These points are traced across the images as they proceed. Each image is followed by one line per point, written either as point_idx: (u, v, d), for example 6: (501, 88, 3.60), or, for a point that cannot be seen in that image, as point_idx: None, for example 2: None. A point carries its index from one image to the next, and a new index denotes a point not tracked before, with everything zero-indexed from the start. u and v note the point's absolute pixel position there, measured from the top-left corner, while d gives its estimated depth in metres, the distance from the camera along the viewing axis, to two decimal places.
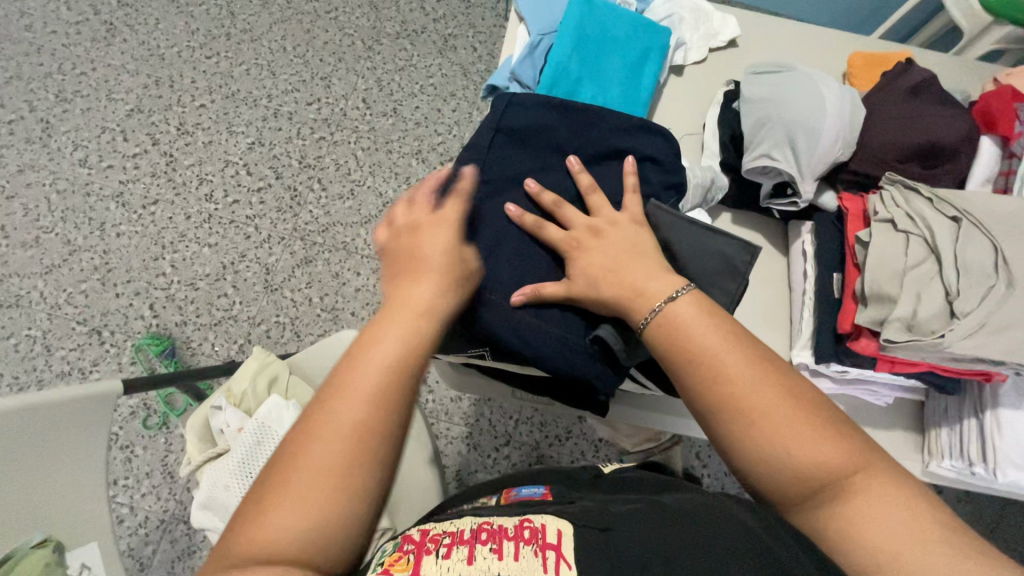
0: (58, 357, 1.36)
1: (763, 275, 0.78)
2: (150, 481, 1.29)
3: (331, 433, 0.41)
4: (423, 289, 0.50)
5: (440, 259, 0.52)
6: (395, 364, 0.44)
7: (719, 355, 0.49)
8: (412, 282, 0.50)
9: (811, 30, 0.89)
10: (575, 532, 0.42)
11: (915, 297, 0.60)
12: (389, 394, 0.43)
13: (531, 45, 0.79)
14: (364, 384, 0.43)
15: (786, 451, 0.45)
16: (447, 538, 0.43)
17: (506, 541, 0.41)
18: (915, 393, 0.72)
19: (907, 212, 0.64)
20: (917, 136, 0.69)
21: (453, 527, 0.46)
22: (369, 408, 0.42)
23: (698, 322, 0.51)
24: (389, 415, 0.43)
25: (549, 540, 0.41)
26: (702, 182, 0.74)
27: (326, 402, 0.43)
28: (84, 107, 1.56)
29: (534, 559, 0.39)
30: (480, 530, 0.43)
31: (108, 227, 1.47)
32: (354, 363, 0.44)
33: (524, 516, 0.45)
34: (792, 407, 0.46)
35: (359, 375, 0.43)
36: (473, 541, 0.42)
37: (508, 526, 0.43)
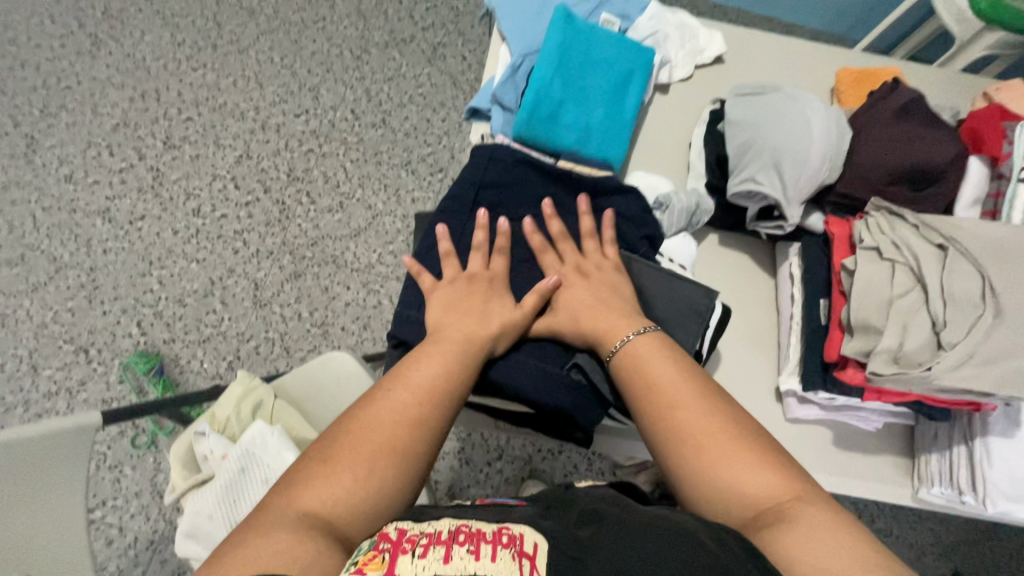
0: (45, 377, 1.35)
1: (750, 298, 0.77)
2: (138, 502, 1.27)
3: (381, 424, 0.47)
4: (477, 317, 0.59)
5: (491, 309, 0.60)
6: (448, 375, 0.52)
7: (669, 383, 0.53)
8: (469, 311, 0.59)
9: (798, 45, 0.88)
10: (551, 548, 0.40)
11: (902, 329, 0.59)
12: (437, 399, 0.50)
13: (512, 66, 0.78)
14: (415, 386, 0.50)
15: (729, 476, 0.47)
16: (424, 537, 0.40)
17: (483, 542, 0.39)
18: (903, 418, 0.71)
19: (892, 240, 0.63)
20: (905, 158, 0.68)
21: (429, 527, 0.42)
22: (419, 406, 0.49)
23: (652, 355, 0.56)
24: (433, 419, 0.49)
25: (526, 548, 0.40)
26: (687, 206, 0.73)
27: (378, 400, 0.49)
28: (69, 122, 1.55)
29: (511, 563, 0.38)
30: (458, 531, 0.41)
31: (95, 244, 1.46)
32: (410, 369, 0.52)
33: (503, 522, 0.43)
34: (741, 435, 0.49)
35: (410, 380, 0.51)
36: (451, 541, 0.39)
37: (486, 529, 0.41)
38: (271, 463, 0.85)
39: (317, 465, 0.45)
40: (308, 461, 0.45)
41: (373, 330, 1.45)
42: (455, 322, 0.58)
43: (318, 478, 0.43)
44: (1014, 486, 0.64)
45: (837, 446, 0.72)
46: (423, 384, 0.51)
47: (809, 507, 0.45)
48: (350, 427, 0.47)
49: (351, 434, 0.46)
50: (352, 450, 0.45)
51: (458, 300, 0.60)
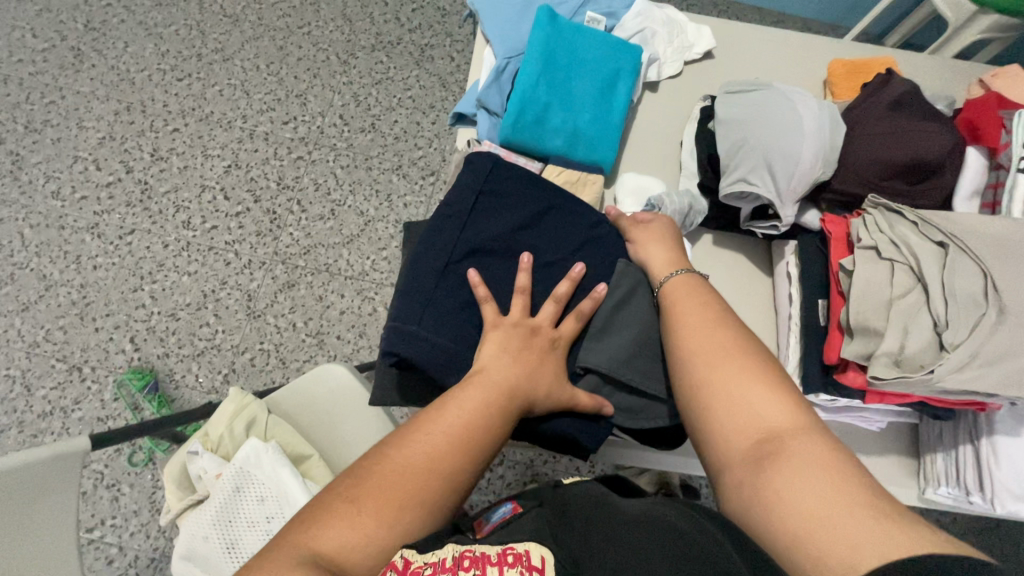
0: (39, 397, 1.34)
1: (749, 301, 0.75)
2: (137, 520, 1.26)
3: (410, 464, 0.46)
4: (518, 361, 0.55)
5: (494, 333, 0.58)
6: (485, 422, 0.50)
7: (696, 320, 0.57)
8: (513, 354, 0.56)
9: (789, 38, 0.87)
10: (559, 562, 0.38)
11: (903, 330, 0.57)
12: (468, 447, 0.48)
13: (496, 70, 0.77)
14: (453, 421, 0.49)
15: (736, 399, 0.50)
16: (427, 569, 0.39)
17: (488, 567, 0.38)
18: (910, 416, 0.70)
19: (891, 238, 0.61)
20: (902, 153, 0.66)
21: (435, 555, 0.40)
22: (448, 449, 0.47)
23: (686, 295, 0.60)
24: (463, 468, 0.47)
25: (534, 563, 0.38)
26: (680, 210, 0.71)
27: (414, 434, 0.48)
28: (54, 137, 1.53)
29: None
30: (462, 557, 0.40)
31: (84, 260, 1.44)
32: (444, 407, 0.50)
33: (509, 540, 0.41)
34: (753, 371, 0.51)
35: (451, 412, 0.49)
36: (454, 569, 0.38)
37: (491, 552, 0.40)
38: (270, 480, 0.84)
39: (343, 496, 0.44)
40: (338, 488, 0.45)
41: (369, 337, 1.44)
42: (499, 363, 0.54)
43: (341, 514, 0.42)
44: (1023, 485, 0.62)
45: None
46: (457, 428, 0.48)
47: (803, 436, 0.45)
48: (381, 458, 0.46)
49: (381, 467, 0.45)
50: (377, 487, 0.44)
51: (513, 341, 0.57)
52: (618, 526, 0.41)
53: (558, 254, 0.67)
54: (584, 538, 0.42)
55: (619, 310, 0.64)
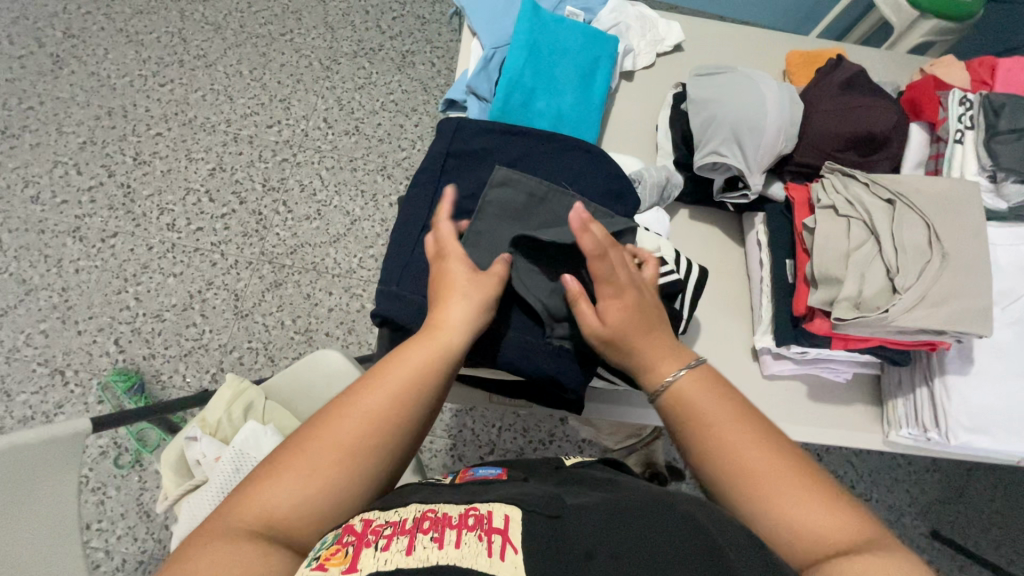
0: (19, 402, 1.31)
1: (721, 267, 0.82)
2: (125, 522, 1.24)
3: (350, 423, 0.45)
4: (452, 304, 0.55)
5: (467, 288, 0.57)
6: (425, 378, 0.49)
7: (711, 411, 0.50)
8: (450, 297, 0.56)
9: (750, 33, 0.95)
10: (524, 516, 0.40)
11: (860, 278, 0.64)
12: (410, 402, 0.48)
13: (484, 59, 0.82)
14: (395, 379, 0.48)
15: (793, 514, 0.43)
16: (386, 529, 0.39)
17: (448, 529, 0.38)
18: (870, 366, 0.78)
19: (846, 198, 0.69)
20: (855, 126, 0.74)
21: (395, 516, 0.41)
22: (390, 411, 0.47)
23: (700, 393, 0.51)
24: (406, 424, 0.47)
25: (495, 525, 0.39)
26: (657, 181, 0.77)
27: (357, 395, 0.47)
28: (33, 142, 1.52)
29: (478, 544, 0.37)
30: (422, 519, 0.40)
31: (66, 264, 1.43)
32: (382, 369, 0.49)
33: (472, 504, 0.43)
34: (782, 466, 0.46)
35: (393, 371, 0.49)
36: (415, 530, 0.39)
37: (452, 515, 0.41)
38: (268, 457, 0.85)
39: (274, 459, 0.44)
40: (270, 459, 0.44)
41: (358, 334, 1.45)
42: (439, 313, 0.55)
43: (275, 477, 0.43)
44: (974, 420, 0.69)
45: (809, 400, 0.78)
46: (400, 382, 0.48)
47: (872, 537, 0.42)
48: (323, 418, 0.46)
49: (317, 429, 0.45)
50: (310, 451, 0.44)
51: (446, 286, 0.57)
52: (606, 516, 0.41)
53: (524, 219, 0.65)
54: (559, 499, 0.44)
55: None
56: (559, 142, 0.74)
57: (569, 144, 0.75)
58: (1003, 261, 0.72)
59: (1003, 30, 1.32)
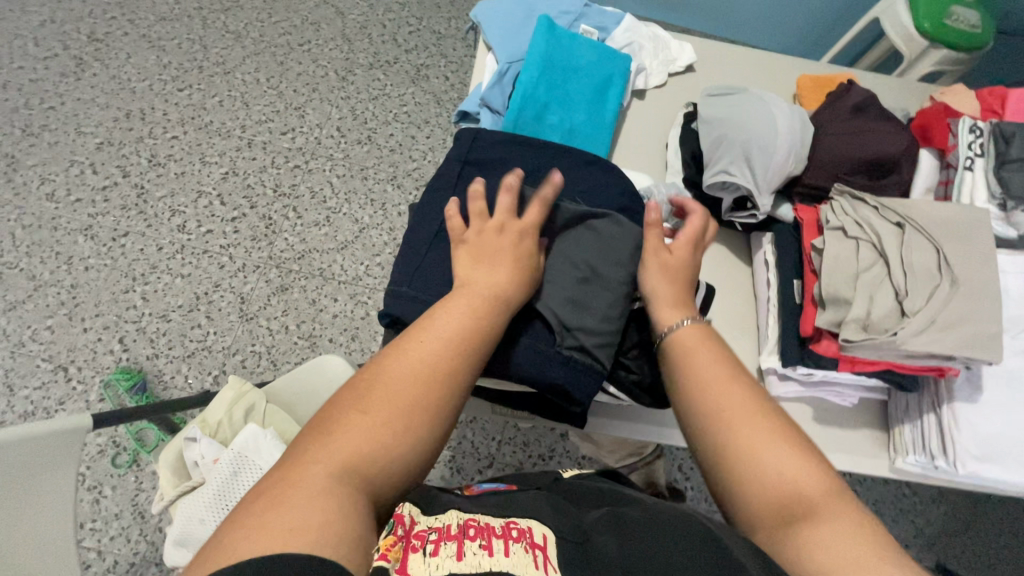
0: (22, 397, 1.32)
1: (730, 286, 0.82)
2: (118, 523, 1.23)
3: (411, 373, 0.47)
4: (497, 273, 0.58)
5: (508, 254, 0.60)
6: (475, 333, 0.52)
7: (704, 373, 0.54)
8: (493, 266, 0.58)
9: (762, 57, 0.96)
10: (563, 540, 0.40)
11: (868, 300, 0.64)
12: (466, 353, 0.51)
13: (499, 73, 0.83)
14: (447, 330, 0.51)
15: (762, 459, 0.47)
16: (433, 533, 0.39)
17: (495, 538, 0.39)
18: (876, 392, 0.77)
19: (856, 221, 0.69)
20: (864, 151, 0.74)
21: (438, 521, 0.41)
22: (444, 359, 0.49)
23: (697, 350, 0.56)
24: (460, 376, 0.50)
25: (537, 540, 0.40)
26: (667, 198, 0.77)
27: (413, 346, 0.49)
28: (52, 141, 1.55)
29: (525, 557, 0.37)
30: (467, 525, 0.40)
31: (76, 261, 1.44)
32: (418, 332, 0.51)
33: (511, 516, 0.43)
34: (771, 427, 0.49)
35: (443, 326, 0.51)
36: (461, 536, 0.39)
37: (494, 524, 0.41)
38: (265, 460, 0.85)
39: (322, 428, 0.44)
40: (318, 426, 0.44)
41: (361, 341, 1.45)
42: (483, 275, 0.57)
43: (329, 440, 0.42)
44: (983, 449, 0.68)
45: (816, 422, 0.77)
46: (451, 332, 0.51)
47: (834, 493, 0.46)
48: (366, 384, 0.46)
49: (360, 394, 0.46)
50: (362, 410, 0.44)
51: (487, 257, 0.59)
52: (623, 535, 0.41)
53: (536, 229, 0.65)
54: (579, 521, 0.44)
55: (609, 275, 0.66)
56: (569, 155, 0.75)
57: (580, 156, 0.75)
58: (1014, 289, 0.71)
59: (1014, 63, 1.33)
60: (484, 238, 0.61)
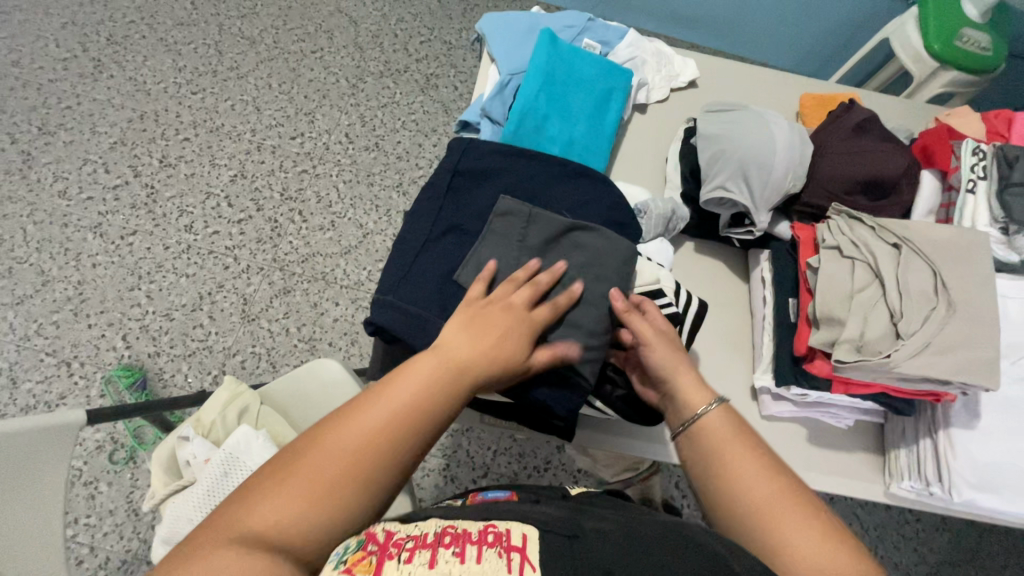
0: (24, 390, 1.33)
1: (726, 302, 0.81)
2: (112, 520, 1.24)
3: (352, 440, 0.43)
4: (477, 343, 0.52)
5: (501, 330, 0.54)
6: (432, 397, 0.47)
7: (747, 472, 0.50)
8: (478, 334, 0.53)
9: (766, 74, 0.96)
10: (541, 537, 0.41)
11: (862, 320, 0.64)
12: (415, 423, 0.46)
13: (500, 84, 0.84)
14: (399, 395, 0.46)
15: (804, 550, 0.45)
16: (409, 541, 0.39)
17: (469, 545, 0.39)
18: (873, 415, 0.76)
19: (852, 239, 0.68)
20: (864, 171, 0.74)
21: (416, 531, 0.41)
22: (390, 427, 0.45)
23: (721, 434, 0.54)
24: (406, 445, 0.45)
25: (514, 543, 0.40)
26: (664, 213, 0.77)
27: (358, 412, 0.45)
28: (67, 140, 1.58)
29: (499, 561, 0.37)
30: (443, 533, 0.40)
31: (84, 258, 1.46)
32: (365, 399, 0.46)
33: (489, 521, 0.43)
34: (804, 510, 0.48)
35: (396, 389, 0.47)
36: (436, 544, 0.39)
37: (472, 530, 0.41)
38: (253, 460, 0.85)
39: (236, 506, 0.41)
40: (234, 506, 0.41)
41: (361, 346, 1.46)
42: (466, 341, 0.52)
43: (236, 531, 0.39)
44: (979, 477, 0.67)
45: (810, 444, 0.76)
46: (404, 399, 0.46)
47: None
48: (304, 449, 0.43)
49: (285, 473, 0.42)
50: (281, 493, 0.41)
51: (476, 323, 0.54)
52: (628, 544, 0.41)
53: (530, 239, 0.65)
54: (575, 524, 0.45)
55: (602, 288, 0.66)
56: (566, 167, 0.75)
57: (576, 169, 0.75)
58: (1013, 313, 0.70)
59: None
60: (490, 312, 0.56)
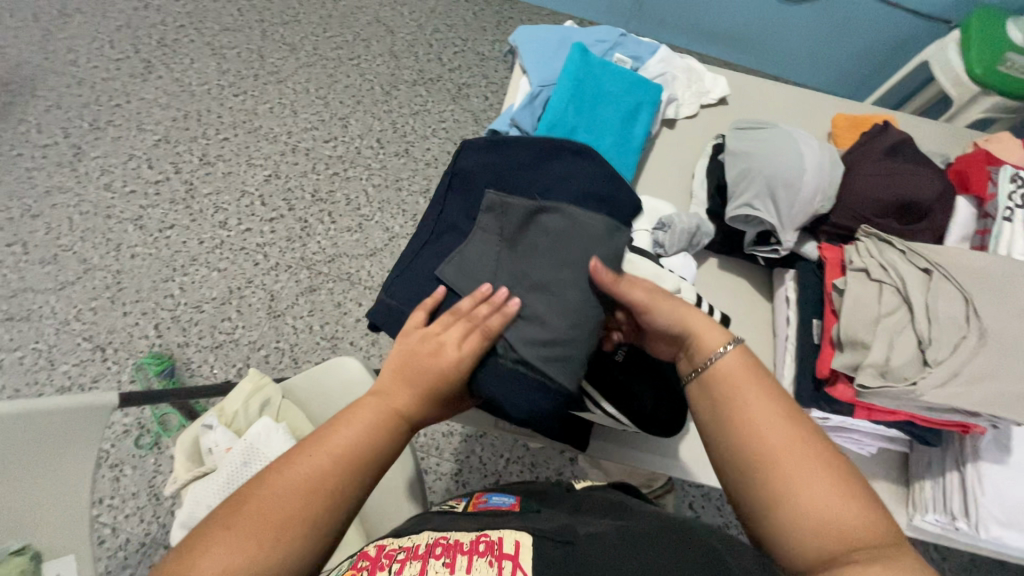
0: (60, 372, 1.39)
1: (748, 321, 0.80)
2: (134, 502, 1.27)
3: (297, 488, 0.45)
4: (415, 384, 0.54)
5: (431, 371, 0.55)
6: (374, 446, 0.50)
7: (760, 419, 0.48)
8: (410, 379, 0.54)
9: (798, 93, 0.95)
10: (532, 543, 0.43)
11: (888, 345, 0.63)
12: (356, 471, 0.48)
13: (531, 95, 0.86)
14: (340, 444, 0.48)
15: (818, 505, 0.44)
16: (400, 555, 0.44)
17: (460, 555, 0.43)
18: (899, 443, 0.73)
19: (880, 263, 0.68)
20: (896, 194, 0.73)
21: (410, 544, 0.47)
22: (337, 473, 0.47)
23: (739, 378, 0.52)
24: (351, 493, 0.47)
25: (506, 550, 0.42)
26: (687, 228, 0.77)
27: (301, 460, 0.47)
28: (115, 136, 1.66)
29: (488, 569, 0.41)
30: (435, 544, 0.45)
31: (124, 249, 1.53)
32: (312, 446, 0.48)
33: (486, 531, 0.46)
34: (826, 466, 0.45)
35: (337, 438, 0.48)
36: (427, 555, 0.43)
37: (464, 541, 0.45)
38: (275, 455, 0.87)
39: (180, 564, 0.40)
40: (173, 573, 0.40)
41: (380, 347, 1.48)
42: (397, 384, 0.54)
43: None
44: (1008, 513, 0.65)
45: None
46: (349, 446, 0.48)
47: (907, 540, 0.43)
48: (250, 497, 0.44)
49: (226, 530, 0.42)
50: (229, 543, 0.41)
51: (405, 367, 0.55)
52: (620, 542, 0.42)
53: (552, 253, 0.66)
54: (572, 527, 0.46)
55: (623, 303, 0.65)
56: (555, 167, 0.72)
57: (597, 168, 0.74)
58: None
59: None
60: (418, 348, 0.56)
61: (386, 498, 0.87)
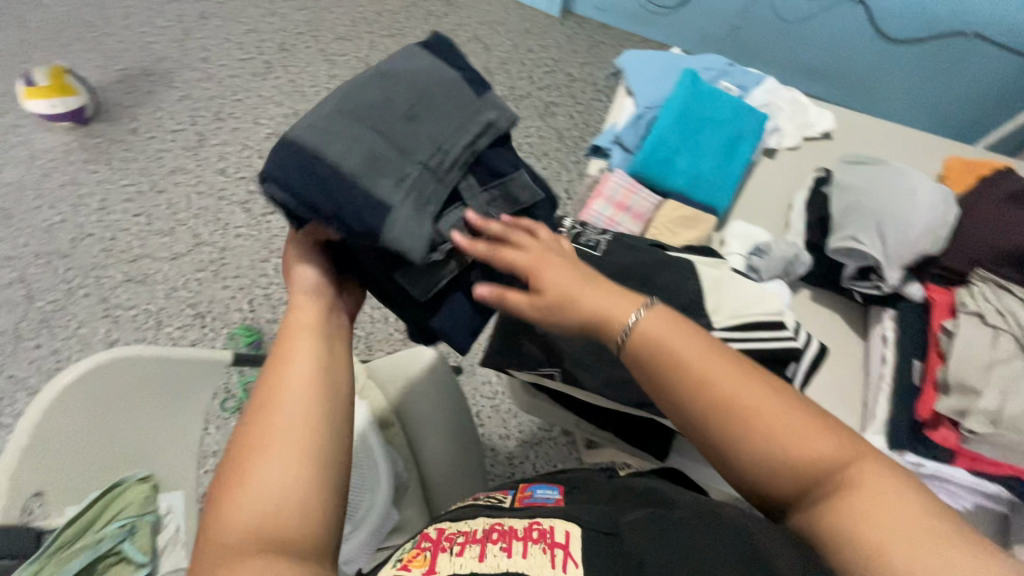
0: (165, 332, 1.54)
1: (840, 356, 0.79)
2: (214, 459, 1.38)
3: (283, 430, 0.46)
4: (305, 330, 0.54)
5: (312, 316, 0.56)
6: (324, 373, 0.51)
7: (721, 388, 0.49)
8: (298, 332, 0.53)
9: (906, 132, 0.94)
10: (582, 534, 0.45)
11: (1002, 394, 0.64)
12: (321, 393, 0.49)
13: (636, 116, 0.91)
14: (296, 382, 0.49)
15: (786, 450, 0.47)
16: (459, 537, 0.47)
17: (516, 541, 0.45)
18: (999, 503, 0.70)
19: (998, 309, 0.69)
20: (1014, 241, 0.72)
21: (467, 526, 0.49)
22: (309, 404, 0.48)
23: (672, 340, 0.52)
24: (331, 411, 0.49)
25: (557, 539, 0.45)
26: (783, 255, 0.77)
27: (270, 409, 0.47)
28: (234, 127, 1.83)
29: (543, 557, 0.43)
30: (492, 530, 0.47)
31: (230, 228, 1.68)
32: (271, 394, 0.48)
33: (535, 517, 0.48)
34: (779, 413, 0.48)
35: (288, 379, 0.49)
36: (485, 539, 0.46)
37: (518, 527, 0.47)
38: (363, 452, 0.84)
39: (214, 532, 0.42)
40: (221, 541, 0.42)
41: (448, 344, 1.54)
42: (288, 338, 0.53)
43: (253, 552, 0.40)
44: None
45: None
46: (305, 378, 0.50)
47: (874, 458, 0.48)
48: (246, 455, 0.45)
49: (235, 486, 0.44)
50: (257, 488, 0.43)
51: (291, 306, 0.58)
52: (658, 531, 0.44)
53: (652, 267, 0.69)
54: (611, 514, 0.48)
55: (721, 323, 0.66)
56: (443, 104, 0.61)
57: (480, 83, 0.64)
58: None
59: None
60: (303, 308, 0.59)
61: (448, 485, 0.90)
